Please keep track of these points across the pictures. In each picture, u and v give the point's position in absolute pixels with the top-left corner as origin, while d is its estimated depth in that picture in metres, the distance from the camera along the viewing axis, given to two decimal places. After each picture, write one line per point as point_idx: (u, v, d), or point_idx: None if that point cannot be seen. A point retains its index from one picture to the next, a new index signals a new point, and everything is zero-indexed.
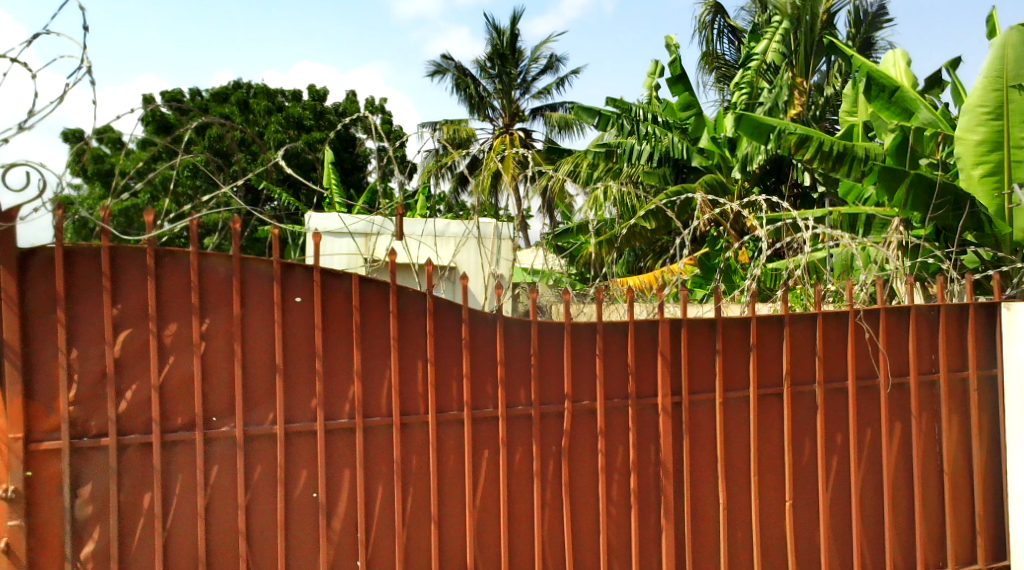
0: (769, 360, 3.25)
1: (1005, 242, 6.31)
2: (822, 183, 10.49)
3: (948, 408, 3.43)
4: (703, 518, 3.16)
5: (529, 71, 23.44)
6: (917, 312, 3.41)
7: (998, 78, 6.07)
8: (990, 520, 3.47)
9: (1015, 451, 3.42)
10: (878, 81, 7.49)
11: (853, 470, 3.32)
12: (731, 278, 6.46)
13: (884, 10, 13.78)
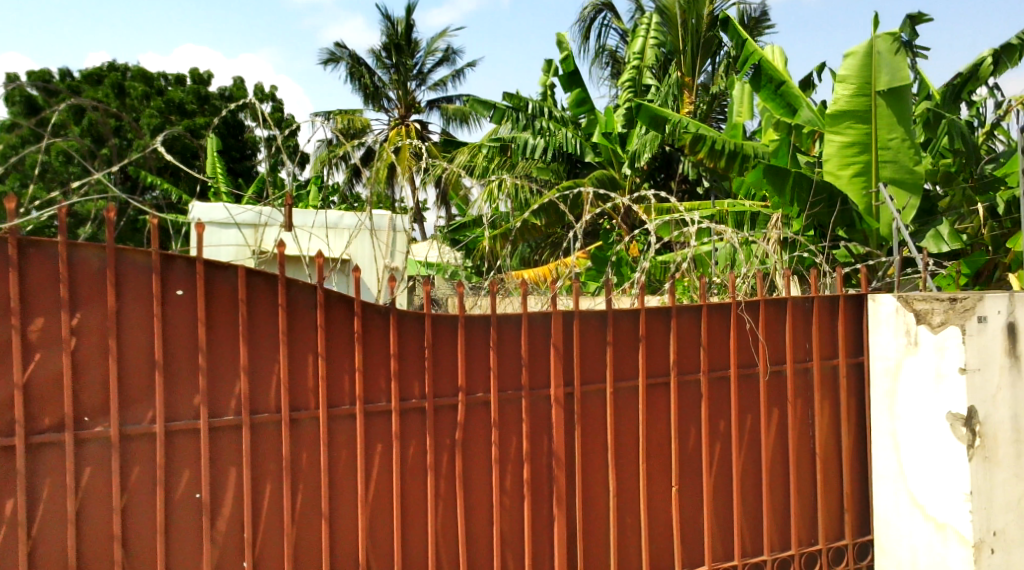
0: (657, 350, 3.35)
1: (874, 237, 6.78)
2: (709, 179, 10.92)
3: (820, 394, 3.64)
4: (594, 505, 3.23)
5: (425, 62, 23.27)
6: (794, 304, 3.61)
7: (862, 85, 6.50)
8: (856, 499, 3.70)
9: (878, 431, 3.66)
10: (767, 72, 7.89)
11: (734, 455, 3.48)
12: (621, 270, 6.48)
13: (766, 16, 14.49)
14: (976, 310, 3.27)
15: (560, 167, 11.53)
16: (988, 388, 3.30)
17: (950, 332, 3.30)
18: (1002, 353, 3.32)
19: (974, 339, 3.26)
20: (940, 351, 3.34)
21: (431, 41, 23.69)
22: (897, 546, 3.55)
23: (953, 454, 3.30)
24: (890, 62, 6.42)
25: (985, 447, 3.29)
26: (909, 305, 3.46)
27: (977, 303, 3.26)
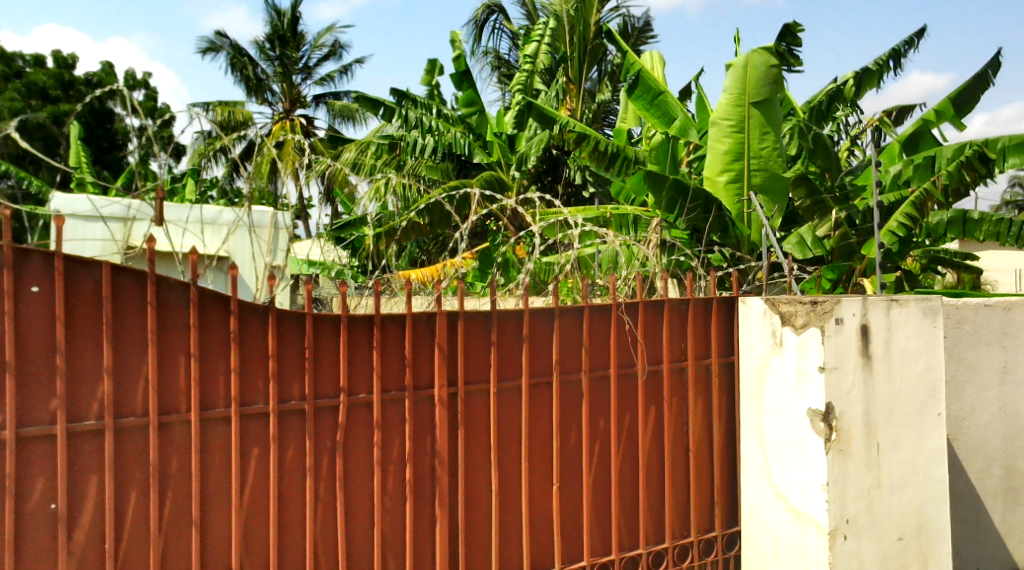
0: (540, 350, 3.40)
1: (746, 243, 7.17)
2: (594, 183, 11.20)
3: (694, 392, 3.80)
4: (476, 504, 3.24)
5: (311, 56, 22.71)
6: (671, 306, 3.75)
7: (740, 96, 6.89)
8: (725, 492, 3.90)
9: (746, 426, 3.86)
10: (645, 82, 8.22)
11: (613, 452, 3.58)
12: (508, 271, 6.62)
13: (649, 27, 14.99)
14: (834, 312, 3.48)
15: (450, 167, 11.56)
16: (844, 386, 3.52)
17: (811, 332, 3.50)
18: (856, 353, 3.55)
19: (832, 339, 3.47)
20: (802, 351, 3.55)
21: (318, 35, 23.16)
22: (762, 535, 3.75)
23: (812, 448, 3.51)
24: (766, 74, 6.76)
25: (840, 440, 3.50)
26: (775, 307, 3.67)
27: (835, 305, 3.48)
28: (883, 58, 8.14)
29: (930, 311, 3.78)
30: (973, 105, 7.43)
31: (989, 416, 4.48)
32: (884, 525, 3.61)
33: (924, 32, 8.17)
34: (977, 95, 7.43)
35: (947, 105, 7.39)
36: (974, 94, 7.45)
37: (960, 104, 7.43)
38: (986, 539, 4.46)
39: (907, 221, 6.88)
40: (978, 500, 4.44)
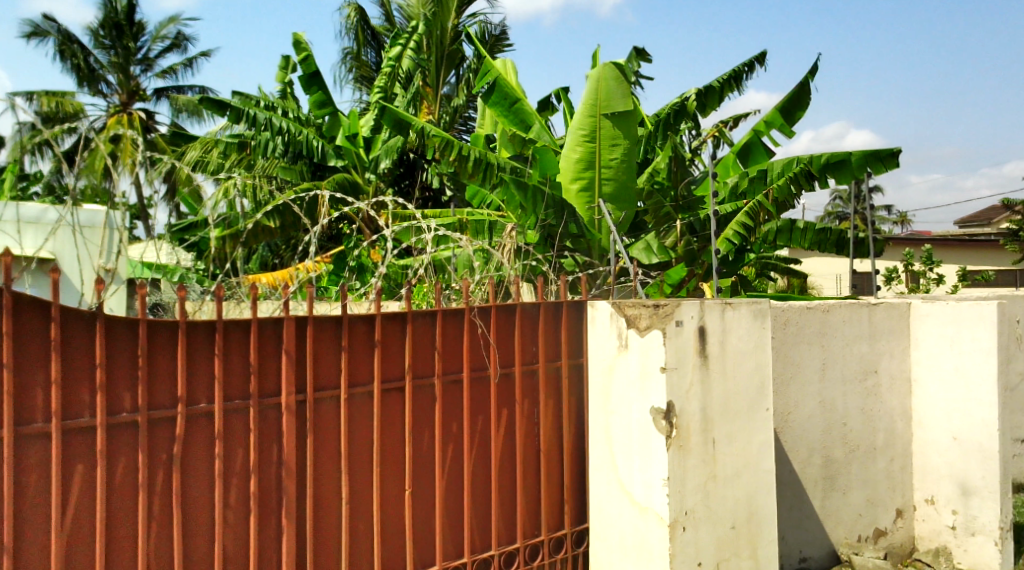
0: (392, 355, 3.36)
1: (597, 249, 7.44)
2: (451, 187, 11.24)
3: (544, 394, 3.88)
4: (326, 513, 3.16)
5: (151, 47, 21.45)
6: (523, 310, 3.82)
7: (593, 106, 7.15)
8: (574, 489, 4.02)
9: (594, 425, 3.99)
10: (502, 89, 8.47)
11: (466, 456, 3.59)
12: (363, 274, 6.52)
13: (505, 35, 15.23)
14: (675, 315, 3.67)
15: (304, 169, 11.26)
16: (683, 384, 3.71)
17: (653, 334, 3.67)
18: (694, 353, 3.75)
19: (672, 341, 3.65)
20: (645, 352, 3.71)
21: (160, 25, 21.91)
22: (608, 530, 3.89)
23: (655, 445, 3.67)
24: (618, 87, 7.04)
25: (680, 436, 3.69)
26: (621, 311, 3.81)
27: (675, 309, 3.67)
28: (724, 78, 8.66)
29: (760, 314, 4.06)
30: (800, 110, 8.00)
31: (810, 410, 4.88)
32: (718, 515, 3.84)
33: (764, 57, 8.76)
34: (801, 100, 8.00)
35: (775, 115, 7.99)
36: (801, 99, 8.01)
37: (787, 111, 8.02)
38: (809, 523, 4.83)
39: (742, 230, 7.37)
40: (802, 487, 4.81)
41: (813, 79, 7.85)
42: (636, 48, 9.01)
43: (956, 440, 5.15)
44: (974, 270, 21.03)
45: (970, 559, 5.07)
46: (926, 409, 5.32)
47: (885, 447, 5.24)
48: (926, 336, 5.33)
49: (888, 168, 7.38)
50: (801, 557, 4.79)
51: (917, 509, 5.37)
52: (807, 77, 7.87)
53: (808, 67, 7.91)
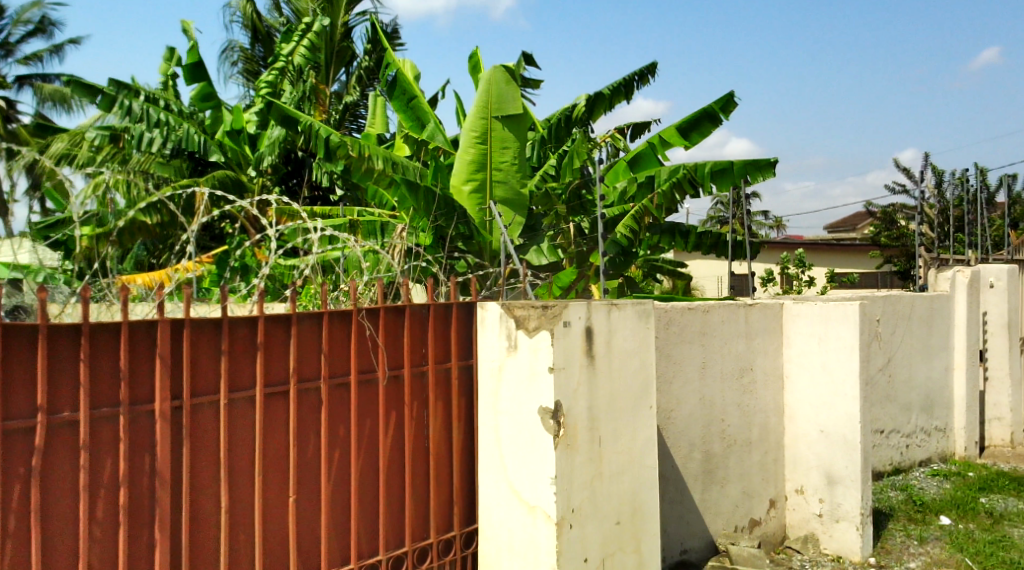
0: (275, 359, 3.26)
1: (488, 251, 7.48)
2: (341, 187, 11.02)
3: (433, 395, 3.86)
4: (203, 524, 3.04)
5: (13, 31, 19.99)
6: (412, 310, 3.78)
7: (484, 109, 7.21)
8: (463, 490, 4.01)
9: (483, 426, 3.99)
10: (401, 84, 8.48)
11: (353, 461, 3.52)
12: (247, 275, 6.26)
13: (397, 34, 15.12)
14: (562, 316, 3.73)
15: (183, 165, 10.83)
16: (570, 384, 3.77)
17: (542, 335, 3.71)
18: (581, 353, 3.82)
19: (559, 341, 3.71)
20: (534, 352, 3.75)
21: (22, 8, 20.45)
22: (496, 530, 3.91)
23: (543, 444, 3.72)
24: (509, 91, 7.19)
25: (567, 435, 3.75)
26: (510, 311, 3.83)
27: (563, 310, 3.74)
28: (615, 85, 8.87)
29: (644, 314, 4.19)
30: (695, 134, 8.30)
31: (691, 407, 5.07)
32: (604, 511, 3.92)
33: (654, 68, 9.02)
34: (698, 125, 8.28)
35: (672, 133, 8.22)
36: (700, 127, 8.29)
37: (682, 132, 8.30)
38: (690, 516, 5.01)
39: (629, 231, 7.69)
40: (683, 482, 4.99)
41: (720, 115, 8.12)
42: (525, 54, 9.12)
43: (822, 432, 5.48)
44: (841, 272, 22.40)
45: (835, 544, 5.40)
46: (797, 404, 5.62)
47: (760, 441, 5.51)
48: (797, 335, 5.64)
49: (766, 176, 7.76)
50: (682, 549, 4.96)
51: (788, 499, 5.67)
52: (714, 110, 8.11)
53: (719, 100, 8.10)
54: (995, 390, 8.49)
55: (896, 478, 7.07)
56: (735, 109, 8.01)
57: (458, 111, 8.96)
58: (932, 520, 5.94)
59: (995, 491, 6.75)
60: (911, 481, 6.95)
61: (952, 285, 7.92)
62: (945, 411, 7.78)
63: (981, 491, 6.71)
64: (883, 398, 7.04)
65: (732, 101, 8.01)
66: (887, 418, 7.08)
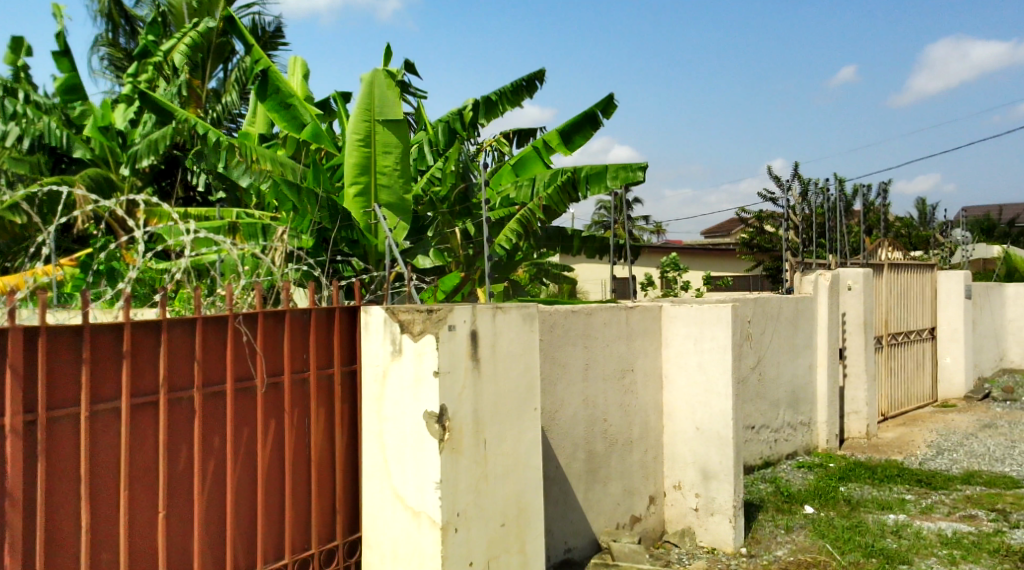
0: (143, 368, 3.09)
1: (373, 254, 7.38)
2: (219, 189, 10.55)
3: (316, 403, 3.75)
4: (61, 546, 2.84)
5: None
6: (292, 315, 3.67)
7: (367, 111, 7.13)
8: (346, 499, 3.93)
9: (367, 432, 3.93)
10: (274, 83, 8.20)
11: (228, 472, 3.38)
12: (114, 279, 5.91)
13: (281, 33, 14.68)
14: (448, 319, 3.71)
15: (41, 160, 10.24)
16: (455, 387, 3.76)
17: (427, 339, 3.68)
18: (466, 356, 3.82)
19: (444, 345, 3.69)
20: (419, 357, 3.72)
21: None
22: (380, 537, 3.85)
23: (428, 448, 3.69)
24: (388, 94, 7.14)
25: (452, 439, 3.74)
26: (395, 316, 3.78)
27: (448, 313, 3.72)
28: (502, 91, 8.93)
29: (529, 317, 4.23)
30: (577, 137, 8.47)
31: (574, 408, 5.17)
32: (488, 513, 3.93)
33: (542, 75, 9.14)
34: (581, 128, 8.46)
35: (554, 136, 8.38)
36: (581, 130, 8.46)
37: (566, 135, 8.44)
38: (573, 516, 5.10)
39: (514, 236, 7.70)
40: (567, 482, 5.07)
41: (600, 116, 8.31)
42: (407, 61, 9.08)
43: (699, 430, 5.71)
44: (717, 275, 23.48)
45: (710, 537, 5.63)
46: (676, 403, 5.84)
47: (640, 439, 5.68)
48: (675, 336, 5.86)
49: (636, 174, 7.91)
50: (566, 548, 5.04)
51: (667, 495, 5.87)
52: (595, 111, 8.30)
53: (600, 101, 8.30)
54: (853, 385, 9.11)
55: (765, 471, 7.46)
56: (615, 111, 8.24)
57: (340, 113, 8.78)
58: (797, 509, 6.30)
59: (853, 480, 7.24)
60: (779, 474, 7.36)
61: (814, 287, 8.41)
62: (809, 406, 8.28)
63: (840, 480, 7.18)
64: (754, 396, 7.41)
65: (612, 103, 8.23)
66: (758, 415, 7.47)
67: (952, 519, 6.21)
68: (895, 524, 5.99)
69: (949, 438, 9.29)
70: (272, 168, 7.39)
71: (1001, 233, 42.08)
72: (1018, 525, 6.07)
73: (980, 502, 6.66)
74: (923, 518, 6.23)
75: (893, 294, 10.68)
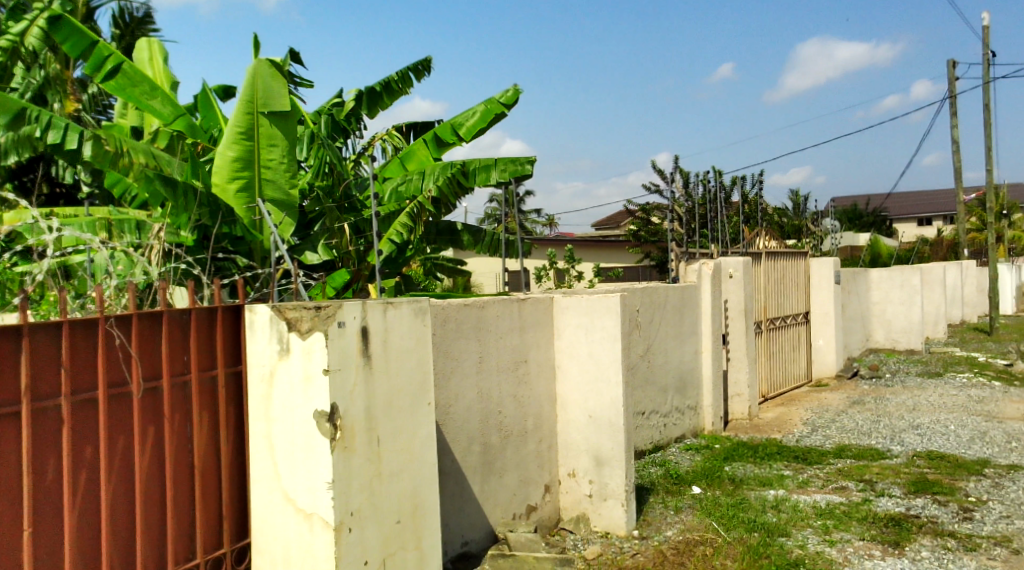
0: (3, 376, 2.88)
1: (258, 251, 7.20)
2: (88, 185, 9.96)
3: (198, 407, 3.59)
4: None
5: None
6: (169, 316, 3.49)
7: (249, 103, 6.82)
8: (233, 505, 3.78)
9: (255, 435, 3.79)
10: (131, 73, 7.74)
11: (102, 484, 3.19)
12: None
13: (151, 18, 13.95)
14: (336, 316, 3.63)
15: None
16: (346, 385, 3.68)
17: (316, 337, 3.58)
18: (357, 352, 3.75)
19: (334, 343, 3.60)
20: (307, 355, 3.61)
21: None
22: (270, 542, 3.74)
23: (318, 448, 3.59)
24: (274, 86, 6.80)
25: (344, 438, 3.65)
26: (281, 314, 3.66)
27: (336, 310, 3.63)
28: (388, 81, 8.84)
29: (420, 312, 4.19)
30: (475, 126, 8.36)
31: (469, 401, 5.18)
32: (383, 511, 3.88)
33: (429, 64, 9.08)
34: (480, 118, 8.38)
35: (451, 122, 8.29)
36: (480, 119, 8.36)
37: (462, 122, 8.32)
38: (469, 509, 5.10)
39: (404, 230, 7.67)
40: (463, 475, 5.07)
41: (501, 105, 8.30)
42: (290, 51, 8.79)
43: (591, 418, 5.83)
44: (606, 266, 24.05)
45: (604, 522, 5.75)
46: (569, 393, 5.94)
47: (534, 430, 5.74)
48: (567, 327, 5.95)
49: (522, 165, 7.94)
50: (463, 541, 5.04)
51: (562, 483, 5.98)
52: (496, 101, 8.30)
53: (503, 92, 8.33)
54: (735, 369, 9.52)
55: (655, 455, 7.70)
56: (517, 100, 8.26)
57: (207, 98, 8.49)
58: (685, 490, 6.54)
59: (737, 459, 7.58)
60: (668, 457, 7.62)
61: (698, 276, 8.72)
62: (695, 391, 8.60)
63: (725, 460, 7.51)
64: (643, 382, 7.63)
65: (514, 93, 8.27)
66: (647, 401, 7.70)
67: (825, 492, 6.60)
68: (775, 498, 6.32)
69: (822, 415, 9.88)
70: (145, 164, 7.06)
71: (866, 220, 45.02)
72: (883, 493, 6.53)
73: (850, 474, 7.11)
74: (800, 491, 6.60)
75: (770, 281, 11.24)
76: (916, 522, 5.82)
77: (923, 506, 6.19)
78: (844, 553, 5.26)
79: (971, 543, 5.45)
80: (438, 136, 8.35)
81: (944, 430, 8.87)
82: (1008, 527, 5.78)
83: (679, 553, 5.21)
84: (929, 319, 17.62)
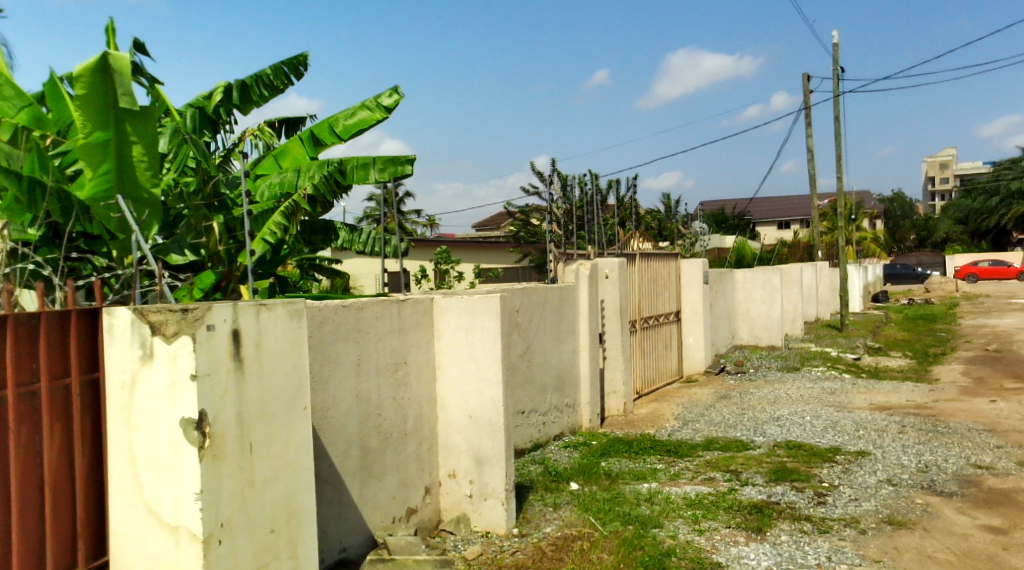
0: None
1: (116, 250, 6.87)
2: None
3: (48, 419, 3.34)
4: None
5: None
6: (15, 320, 3.23)
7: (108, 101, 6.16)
8: (89, 520, 3.54)
9: (114, 445, 3.57)
10: None
11: None
12: None
13: None
14: (205, 319, 3.46)
15: None
16: (215, 391, 3.51)
17: (181, 341, 3.40)
18: (226, 357, 3.58)
19: (202, 347, 3.42)
20: (173, 360, 3.42)
21: None
22: (132, 557, 3.54)
23: (186, 458, 3.41)
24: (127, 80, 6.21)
25: (213, 446, 3.48)
26: (144, 317, 3.46)
27: (205, 312, 3.46)
28: (260, 75, 8.53)
29: (296, 314, 4.05)
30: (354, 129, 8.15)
31: (347, 405, 5.07)
32: (256, 520, 3.73)
33: (305, 60, 8.84)
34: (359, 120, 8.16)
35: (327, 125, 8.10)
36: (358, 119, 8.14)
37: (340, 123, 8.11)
38: (348, 514, 5.00)
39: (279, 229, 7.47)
40: (341, 480, 4.97)
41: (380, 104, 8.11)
42: (136, 41, 8.33)
43: (471, 418, 5.84)
44: (486, 266, 24.18)
45: (483, 521, 5.78)
46: (449, 394, 5.93)
47: (414, 432, 5.69)
48: (447, 327, 5.93)
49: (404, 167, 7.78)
50: (341, 548, 4.93)
51: (441, 485, 5.96)
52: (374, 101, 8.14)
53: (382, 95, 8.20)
54: (611, 366, 9.78)
55: (534, 453, 7.81)
56: (397, 100, 8.16)
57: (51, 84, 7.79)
58: (563, 487, 6.67)
59: (613, 455, 7.81)
60: (547, 455, 7.74)
61: (576, 276, 8.91)
62: (573, 388, 8.78)
63: (602, 456, 7.72)
64: (522, 381, 7.73)
65: (394, 94, 8.16)
66: (527, 400, 7.79)
67: (694, 483, 6.90)
68: (649, 491, 6.55)
69: (692, 410, 10.31)
70: None
71: (731, 224, 47.35)
72: (746, 482, 6.90)
73: (718, 465, 7.47)
74: (671, 483, 6.88)
75: (643, 281, 11.62)
76: (775, 509, 6.18)
77: (782, 493, 6.59)
78: (712, 542, 5.51)
79: (824, 526, 5.84)
80: (315, 134, 8.15)
81: (801, 421, 9.47)
82: (856, 509, 6.23)
83: (557, 549, 5.30)
84: (789, 317, 18.77)
